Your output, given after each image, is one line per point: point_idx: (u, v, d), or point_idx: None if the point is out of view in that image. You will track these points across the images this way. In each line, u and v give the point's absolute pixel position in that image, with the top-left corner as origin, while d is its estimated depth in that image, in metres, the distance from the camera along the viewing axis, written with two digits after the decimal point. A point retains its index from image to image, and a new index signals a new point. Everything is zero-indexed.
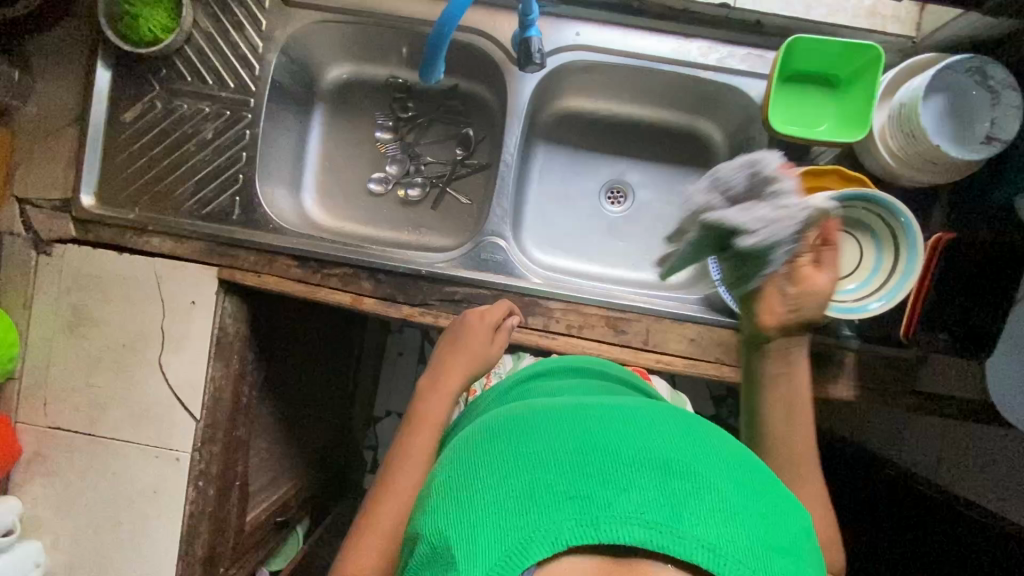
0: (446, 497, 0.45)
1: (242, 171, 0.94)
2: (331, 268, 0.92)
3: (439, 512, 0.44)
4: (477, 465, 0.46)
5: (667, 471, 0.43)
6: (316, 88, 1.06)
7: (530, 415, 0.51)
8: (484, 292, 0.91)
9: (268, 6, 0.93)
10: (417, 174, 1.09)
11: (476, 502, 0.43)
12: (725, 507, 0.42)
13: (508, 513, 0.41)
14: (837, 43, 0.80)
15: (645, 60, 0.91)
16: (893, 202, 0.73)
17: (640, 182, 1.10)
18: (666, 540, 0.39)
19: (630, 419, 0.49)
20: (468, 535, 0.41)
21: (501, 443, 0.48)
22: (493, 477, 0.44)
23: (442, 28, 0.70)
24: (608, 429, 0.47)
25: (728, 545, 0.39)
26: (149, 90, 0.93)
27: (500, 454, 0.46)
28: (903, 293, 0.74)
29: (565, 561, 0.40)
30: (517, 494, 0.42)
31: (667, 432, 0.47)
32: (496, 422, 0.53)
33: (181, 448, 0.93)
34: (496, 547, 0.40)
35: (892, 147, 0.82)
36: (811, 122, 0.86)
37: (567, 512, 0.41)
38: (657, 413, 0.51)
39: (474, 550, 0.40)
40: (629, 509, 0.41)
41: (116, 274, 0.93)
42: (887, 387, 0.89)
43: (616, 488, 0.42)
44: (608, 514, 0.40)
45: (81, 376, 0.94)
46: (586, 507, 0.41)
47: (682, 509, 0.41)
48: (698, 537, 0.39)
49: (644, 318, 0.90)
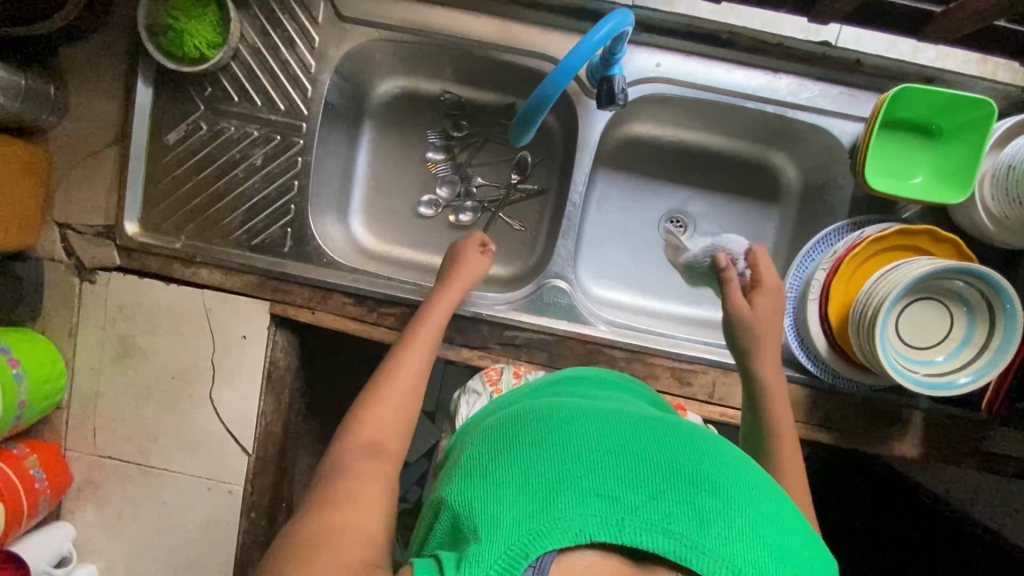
0: (476, 477, 0.46)
1: (294, 202, 0.89)
2: (387, 307, 0.89)
3: (466, 488, 0.46)
4: (508, 450, 0.47)
5: (697, 485, 0.43)
6: (366, 104, 1.00)
7: (564, 410, 0.52)
8: (546, 338, 0.88)
9: (321, 21, 0.86)
10: (469, 197, 1.03)
11: (507, 485, 0.44)
12: (752, 531, 0.41)
13: (536, 500, 0.42)
14: (947, 95, 0.74)
15: (728, 95, 0.85)
16: (997, 279, 0.69)
17: (703, 213, 1.04)
18: (690, 554, 0.39)
19: (663, 428, 0.49)
20: (494, 512, 0.42)
21: (534, 431, 0.48)
22: (525, 464, 0.45)
23: (546, 93, 0.66)
24: (643, 437, 0.47)
25: (749, 567, 0.39)
26: (193, 109, 0.87)
27: (533, 443, 0.47)
28: (993, 373, 0.72)
29: (583, 557, 0.40)
30: (546, 482, 0.43)
31: (700, 448, 0.47)
32: (529, 412, 0.53)
33: (234, 481, 0.92)
34: (519, 526, 0.41)
35: (993, 209, 0.77)
36: (905, 173, 0.81)
37: (594, 508, 0.41)
38: (691, 428, 0.51)
39: (498, 528, 0.41)
40: (655, 516, 0.41)
41: (164, 305, 0.89)
42: (953, 447, 0.88)
43: (645, 493, 0.42)
44: (634, 517, 0.41)
45: (130, 407, 0.92)
46: (612, 509, 0.41)
47: (709, 525, 0.41)
48: (722, 555, 0.39)
49: (710, 370, 0.88)
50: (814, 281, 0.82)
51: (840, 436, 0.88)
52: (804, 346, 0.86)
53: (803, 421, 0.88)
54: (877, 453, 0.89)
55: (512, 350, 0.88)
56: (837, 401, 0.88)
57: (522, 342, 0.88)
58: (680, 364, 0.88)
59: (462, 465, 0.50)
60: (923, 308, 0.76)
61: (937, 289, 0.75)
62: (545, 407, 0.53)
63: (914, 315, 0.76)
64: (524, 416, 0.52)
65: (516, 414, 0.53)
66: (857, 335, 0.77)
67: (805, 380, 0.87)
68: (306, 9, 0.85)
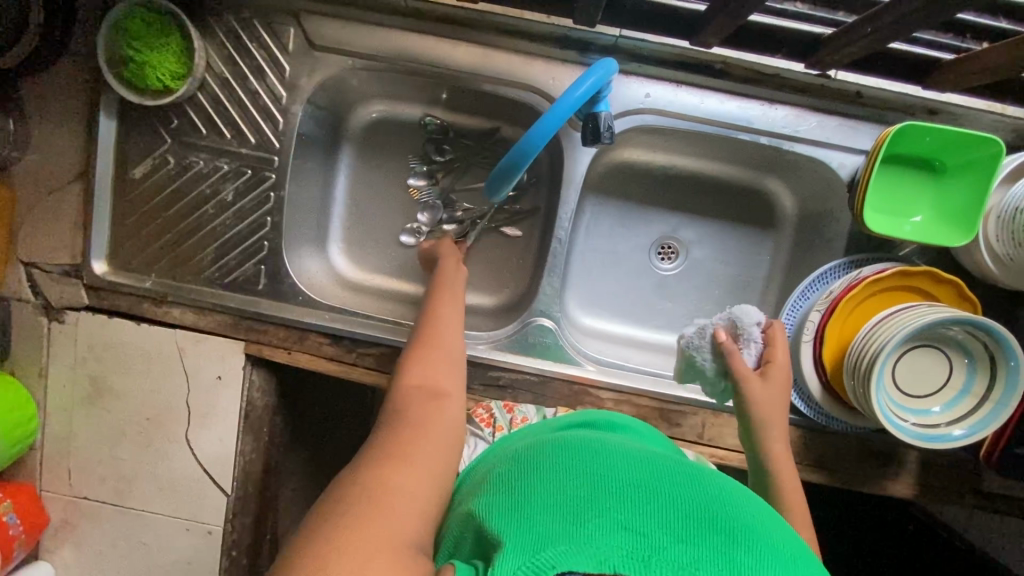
0: (509, 501, 0.47)
1: (268, 238, 0.85)
2: (366, 346, 0.85)
3: (499, 511, 0.46)
4: (545, 479, 0.48)
5: (729, 538, 0.43)
6: (343, 130, 0.95)
7: (604, 450, 0.53)
8: (530, 378, 0.85)
9: (291, 49, 0.81)
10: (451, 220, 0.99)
11: (540, 510, 0.45)
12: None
13: (569, 521, 0.43)
14: (952, 132, 0.70)
15: (721, 127, 0.80)
16: (999, 329, 0.66)
17: (695, 239, 1.01)
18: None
19: (697, 479, 0.50)
20: (527, 532, 0.43)
21: (572, 465, 0.50)
22: (562, 491, 0.46)
23: (525, 151, 0.65)
24: (680, 483, 0.48)
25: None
26: (159, 142, 0.83)
27: (571, 475, 0.48)
28: (992, 425, 0.69)
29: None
30: (581, 509, 0.44)
31: (733, 502, 0.48)
32: (566, 447, 0.54)
33: (213, 521, 0.91)
34: (551, 546, 0.41)
35: (997, 252, 0.74)
36: (906, 210, 0.77)
37: (624, 540, 0.41)
38: (723, 483, 0.51)
39: (527, 545, 0.42)
40: (682, 557, 0.40)
41: (136, 345, 0.86)
42: (946, 487, 0.86)
43: (674, 536, 0.42)
44: (662, 554, 0.40)
45: (104, 448, 0.90)
46: (642, 543, 0.41)
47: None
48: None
49: (700, 411, 0.85)
50: (808, 322, 0.79)
51: (833, 477, 0.86)
52: (797, 387, 0.83)
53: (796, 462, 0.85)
54: (871, 492, 0.87)
55: (495, 391, 0.85)
56: (831, 441, 0.85)
57: (506, 383, 0.85)
58: (669, 405, 0.85)
59: (496, 488, 0.51)
60: (923, 355, 0.72)
61: (939, 337, 0.72)
62: (581, 445, 0.54)
63: (913, 361, 0.73)
64: (561, 451, 0.53)
65: (552, 448, 0.55)
66: (852, 380, 0.74)
67: (798, 421, 0.85)
68: (276, 36, 0.81)
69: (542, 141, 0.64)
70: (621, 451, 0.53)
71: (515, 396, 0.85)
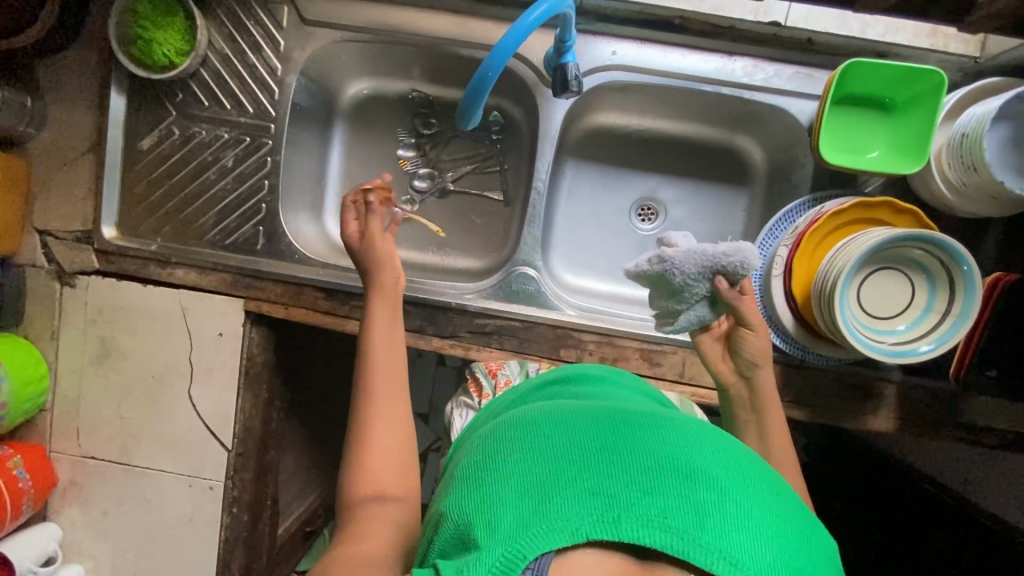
0: (474, 484, 0.47)
1: (265, 201, 0.91)
2: (358, 300, 0.90)
3: (464, 496, 0.47)
4: (503, 456, 0.48)
5: (693, 479, 0.44)
6: (336, 106, 1.02)
7: (562, 411, 0.53)
8: (514, 324, 0.89)
9: (285, 25, 0.89)
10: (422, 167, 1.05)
11: (504, 489, 0.45)
12: (750, 523, 0.42)
13: (534, 499, 0.43)
14: (896, 68, 0.75)
15: (684, 80, 0.86)
16: (953, 244, 0.69)
17: (674, 199, 1.05)
18: (688, 547, 0.40)
19: (655, 424, 0.50)
20: (491, 518, 0.43)
21: (528, 435, 0.50)
22: (522, 464, 0.46)
23: (485, 75, 0.68)
24: (639, 434, 0.48)
25: (749, 559, 0.40)
26: (165, 115, 0.90)
27: (529, 449, 0.48)
28: (955, 338, 0.72)
29: (586, 556, 0.41)
30: (541, 484, 0.44)
31: (695, 438, 0.49)
32: (520, 416, 0.54)
33: (214, 477, 0.94)
34: (519, 529, 0.42)
35: (952, 179, 0.77)
36: (862, 148, 0.81)
37: (590, 506, 0.42)
38: (683, 421, 0.52)
39: (495, 530, 0.42)
40: (650, 511, 0.42)
41: (141, 306, 0.91)
42: (924, 419, 0.88)
43: (640, 490, 0.43)
44: (630, 512, 0.41)
45: (112, 407, 0.94)
46: (610, 505, 0.42)
47: (707, 520, 0.41)
48: (719, 549, 0.40)
49: (680, 351, 0.88)
50: (776, 258, 0.83)
51: (813, 412, 0.88)
52: (773, 324, 0.86)
53: None
54: (852, 428, 0.89)
55: (481, 338, 0.89)
56: (809, 377, 0.88)
57: (492, 329, 0.89)
58: (649, 345, 0.88)
59: (462, 473, 0.51)
60: (885, 277, 0.76)
61: (897, 257, 0.75)
62: (538, 412, 0.53)
63: (876, 285, 0.76)
64: (518, 422, 0.53)
65: (510, 420, 0.55)
66: (819, 306, 0.77)
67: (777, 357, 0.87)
68: (271, 14, 0.88)
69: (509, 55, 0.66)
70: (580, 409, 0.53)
71: (501, 342, 0.89)
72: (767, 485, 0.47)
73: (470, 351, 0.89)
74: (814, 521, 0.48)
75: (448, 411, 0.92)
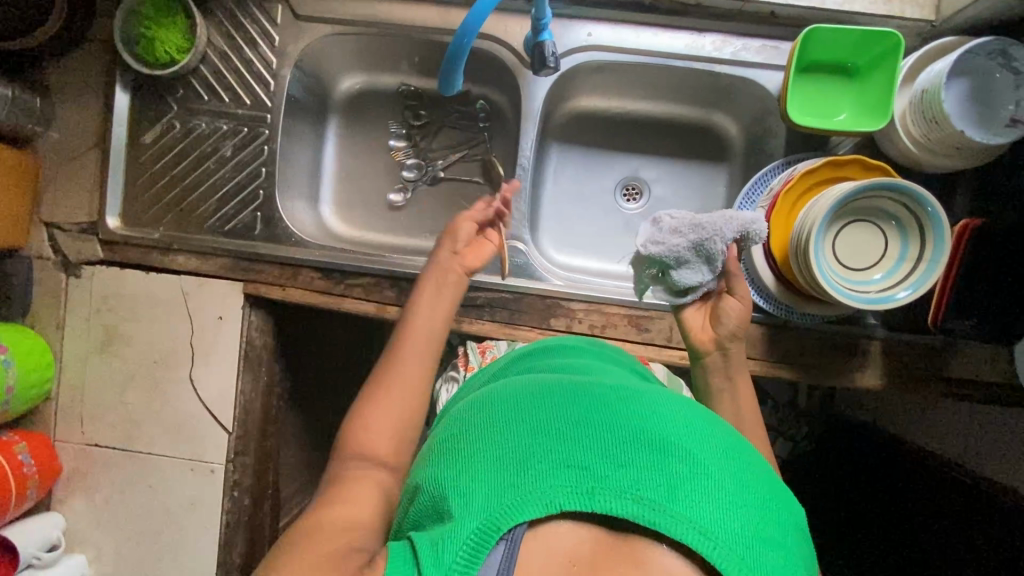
0: (459, 456, 0.52)
1: (262, 188, 0.95)
2: (354, 278, 0.93)
3: (447, 470, 0.51)
4: (485, 431, 0.53)
5: (666, 454, 0.48)
6: (329, 101, 1.07)
7: (545, 390, 0.57)
8: (505, 296, 0.91)
9: (280, 22, 0.94)
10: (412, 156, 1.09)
11: (488, 462, 0.49)
12: (717, 493, 0.47)
13: (515, 474, 0.48)
14: (854, 32, 0.79)
15: (657, 58, 0.91)
16: (919, 190, 0.72)
17: (657, 177, 1.07)
18: (656, 516, 0.45)
19: (634, 402, 0.54)
20: (472, 491, 0.48)
21: (513, 411, 0.54)
22: (506, 440, 0.51)
23: (463, 39, 0.72)
24: (615, 412, 0.52)
25: (715, 527, 0.45)
26: (167, 110, 0.95)
27: (511, 426, 0.52)
28: (928, 282, 0.74)
29: (562, 526, 0.46)
30: (521, 458, 0.49)
31: (672, 415, 0.53)
32: (504, 392, 0.58)
33: (215, 460, 0.95)
34: (497, 501, 0.46)
35: (914, 134, 0.81)
36: (829, 111, 0.85)
37: (565, 480, 0.47)
38: (662, 398, 0.56)
39: (475, 503, 0.47)
40: (624, 484, 0.46)
41: (144, 293, 0.94)
42: (913, 374, 0.89)
43: (615, 464, 0.47)
44: (604, 485, 0.46)
45: (115, 394, 0.96)
46: (584, 478, 0.47)
47: (676, 492, 0.46)
48: (686, 517, 0.45)
49: (667, 316, 0.90)
50: None
51: (801, 371, 0.90)
52: (755, 285, 0.89)
53: (763, 358, 0.90)
54: (841, 387, 0.90)
55: (473, 311, 0.91)
56: (795, 337, 0.90)
57: (483, 302, 0.91)
58: (636, 311, 0.91)
59: (444, 445, 0.55)
60: (857, 230, 0.79)
61: (866, 208, 0.78)
62: (521, 390, 0.57)
63: (849, 239, 0.79)
64: (502, 398, 0.57)
65: (494, 394, 0.59)
66: (796, 259, 0.80)
67: (761, 318, 0.90)
68: (266, 13, 0.94)
69: (484, 21, 0.71)
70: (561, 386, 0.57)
71: (493, 314, 0.91)
72: (742, 461, 0.51)
73: (463, 323, 0.91)
74: (783, 491, 0.52)
75: (439, 388, 0.97)
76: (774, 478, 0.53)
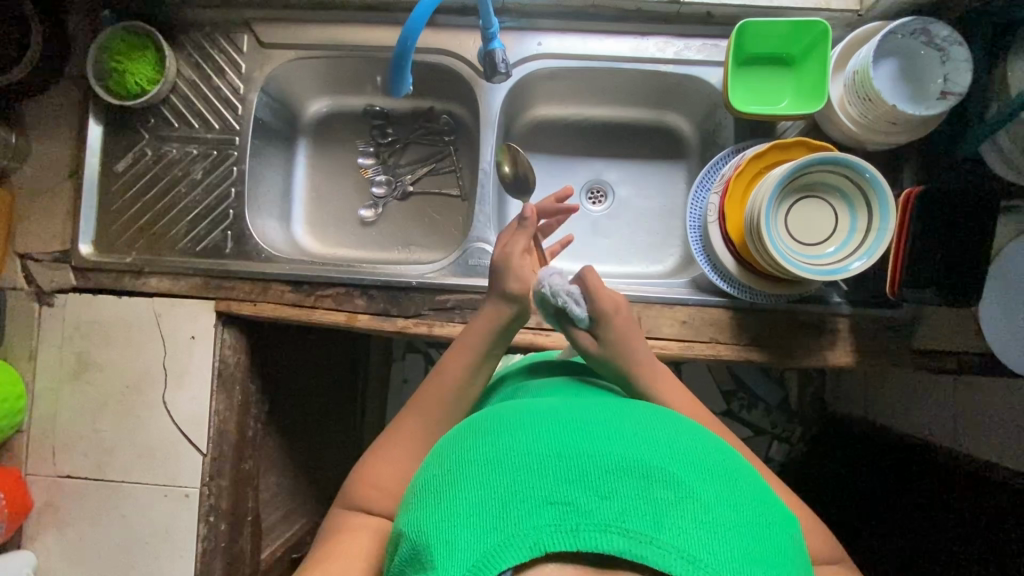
0: (431, 502, 0.45)
1: (232, 207, 0.98)
2: (323, 289, 0.94)
3: (422, 515, 0.45)
4: (461, 466, 0.46)
5: (651, 479, 0.42)
6: (298, 124, 1.11)
7: (524, 413, 0.51)
8: (474, 297, 0.92)
9: (245, 50, 0.99)
10: (382, 172, 1.11)
11: (462, 506, 0.43)
12: (710, 518, 0.41)
13: (491, 516, 0.42)
14: (783, 22, 0.84)
15: (605, 61, 0.96)
16: (858, 162, 0.75)
17: (620, 180, 1.09)
18: (646, 550, 0.39)
19: (618, 421, 0.48)
20: (446, 543, 0.41)
21: (487, 441, 0.48)
22: (480, 477, 0.44)
23: (406, 42, 0.76)
24: (597, 433, 0.46)
25: (708, 557, 0.39)
26: (140, 139, 0.99)
27: (487, 457, 0.46)
28: (881, 249, 0.76)
29: (549, 569, 0.39)
30: (500, 498, 0.42)
31: (655, 435, 0.47)
32: (481, 421, 0.52)
33: (189, 484, 0.93)
34: (475, 549, 0.40)
35: (853, 114, 0.83)
36: (771, 100, 0.89)
37: (547, 518, 0.40)
38: (646, 415, 0.51)
39: (451, 553, 0.41)
40: (610, 517, 0.40)
41: (115, 317, 0.94)
42: (885, 349, 0.88)
43: (597, 494, 0.41)
44: (589, 520, 0.40)
45: (87, 422, 0.94)
46: (568, 514, 0.40)
47: (664, 519, 0.40)
48: (677, 547, 0.39)
49: (634, 306, 0.92)
50: (710, 205, 0.89)
51: (773, 353, 0.90)
52: (716, 267, 0.90)
53: (734, 343, 0.90)
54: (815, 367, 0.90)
55: (445, 314, 0.92)
56: (762, 319, 0.90)
57: (453, 304, 0.92)
58: None
59: (419, 486, 0.49)
60: (806, 206, 0.82)
61: (813, 183, 0.81)
62: (499, 416, 0.51)
63: (800, 217, 0.83)
64: (481, 426, 0.51)
65: (473, 424, 0.52)
66: (755, 243, 0.80)
67: (727, 302, 0.91)
68: (232, 42, 0.99)
69: (424, 22, 0.75)
70: (542, 408, 0.51)
71: (463, 315, 0.92)
72: (733, 475, 0.46)
73: (434, 328, 0.92)
74: (771, 497, 0.47)
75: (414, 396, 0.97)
76: (767, 492, 0.48)
